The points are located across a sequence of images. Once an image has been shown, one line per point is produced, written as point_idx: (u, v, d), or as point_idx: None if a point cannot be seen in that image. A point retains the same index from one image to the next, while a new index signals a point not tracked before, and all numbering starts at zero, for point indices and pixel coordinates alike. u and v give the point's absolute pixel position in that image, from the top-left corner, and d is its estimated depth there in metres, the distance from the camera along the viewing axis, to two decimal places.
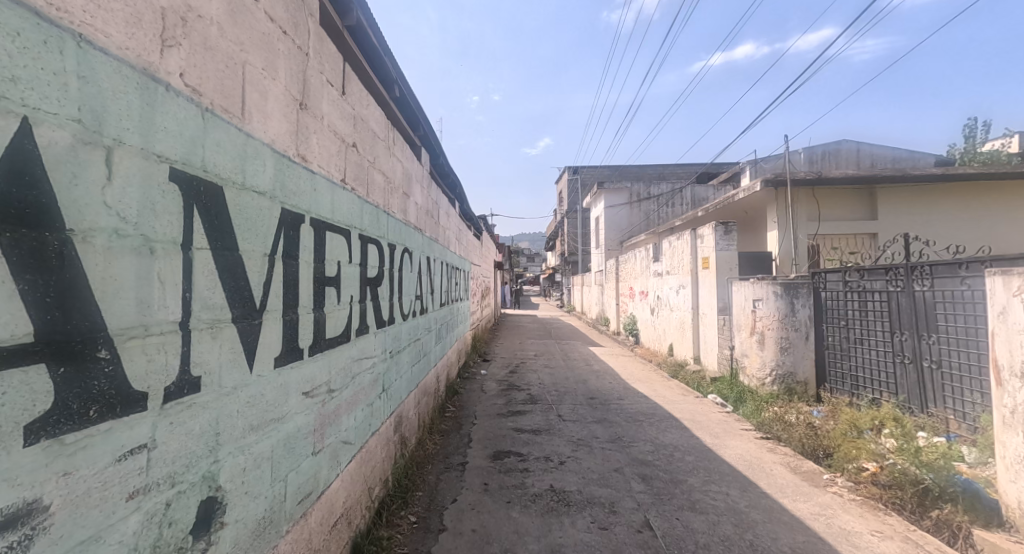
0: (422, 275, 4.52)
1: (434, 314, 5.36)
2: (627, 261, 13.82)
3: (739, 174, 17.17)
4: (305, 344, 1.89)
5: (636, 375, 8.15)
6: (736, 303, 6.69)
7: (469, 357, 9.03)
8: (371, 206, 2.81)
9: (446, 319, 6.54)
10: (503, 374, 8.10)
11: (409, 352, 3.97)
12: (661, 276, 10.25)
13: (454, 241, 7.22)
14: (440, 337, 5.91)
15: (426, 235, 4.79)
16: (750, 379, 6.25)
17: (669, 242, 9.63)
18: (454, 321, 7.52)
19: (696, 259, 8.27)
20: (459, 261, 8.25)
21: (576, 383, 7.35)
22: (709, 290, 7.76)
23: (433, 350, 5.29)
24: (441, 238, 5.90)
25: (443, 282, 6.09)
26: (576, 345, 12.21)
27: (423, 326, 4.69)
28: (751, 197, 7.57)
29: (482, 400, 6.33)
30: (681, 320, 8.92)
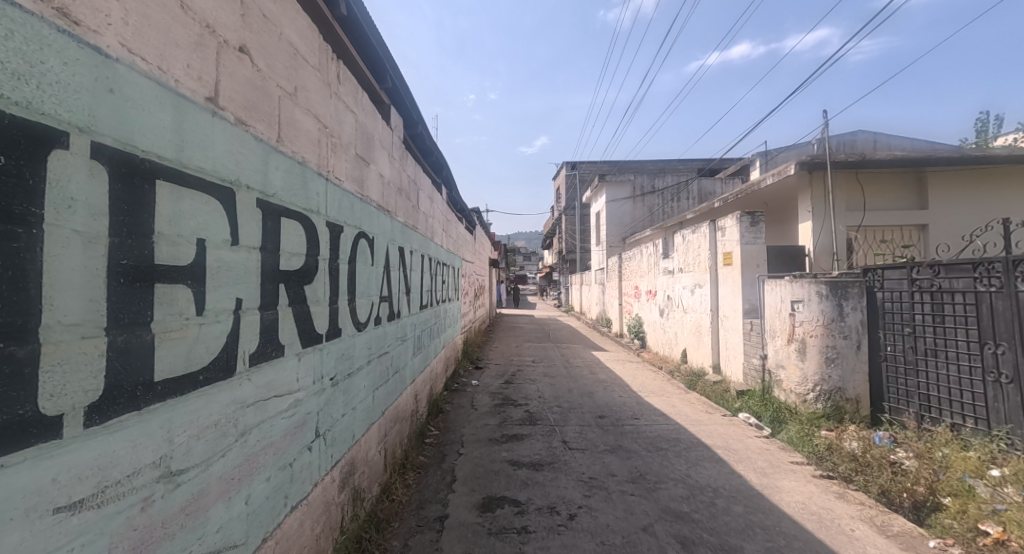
0: (391, 271, 3.55)
1: (411, 319, 4.38)
2: (632, 258, 12.93)
3: (749, 167, 16.26)
4: (71, 408, 0.92)
5: (649, 385, 7.24)
6: (769, 306, 5.76)
7: (458, 365, 8.04)
8: (291, 162, 1.84)
9: (429, 324, 5.55)
10: (496, 386, 7.13)
11: (369, 373, 2.99)
12: (673, 274, 9.33)
13: (440, 233, 6.26)
14: (421, 347, 4.92)
15: (399, 220, 3.82)
16: (789, 395, 5.35)
17: (684, 237, 8.70)
18: (440, 325, 6.53)
19: (717, 255, 7.38)
20: (448, 256, 7.29)
21: (581, 397, 6.42)
22: (732, 290, 6.87)
23: (409, 362, 4.31)
24: (422, 228, 4.94)
25: (424, 280, 5.12)
26: (578, 349, 11.31)
27: (395, 335, 3.71)
28: (781, 184, 6.67)
29: (471, 420, 5.35)
30: (697, 324, 8.01)
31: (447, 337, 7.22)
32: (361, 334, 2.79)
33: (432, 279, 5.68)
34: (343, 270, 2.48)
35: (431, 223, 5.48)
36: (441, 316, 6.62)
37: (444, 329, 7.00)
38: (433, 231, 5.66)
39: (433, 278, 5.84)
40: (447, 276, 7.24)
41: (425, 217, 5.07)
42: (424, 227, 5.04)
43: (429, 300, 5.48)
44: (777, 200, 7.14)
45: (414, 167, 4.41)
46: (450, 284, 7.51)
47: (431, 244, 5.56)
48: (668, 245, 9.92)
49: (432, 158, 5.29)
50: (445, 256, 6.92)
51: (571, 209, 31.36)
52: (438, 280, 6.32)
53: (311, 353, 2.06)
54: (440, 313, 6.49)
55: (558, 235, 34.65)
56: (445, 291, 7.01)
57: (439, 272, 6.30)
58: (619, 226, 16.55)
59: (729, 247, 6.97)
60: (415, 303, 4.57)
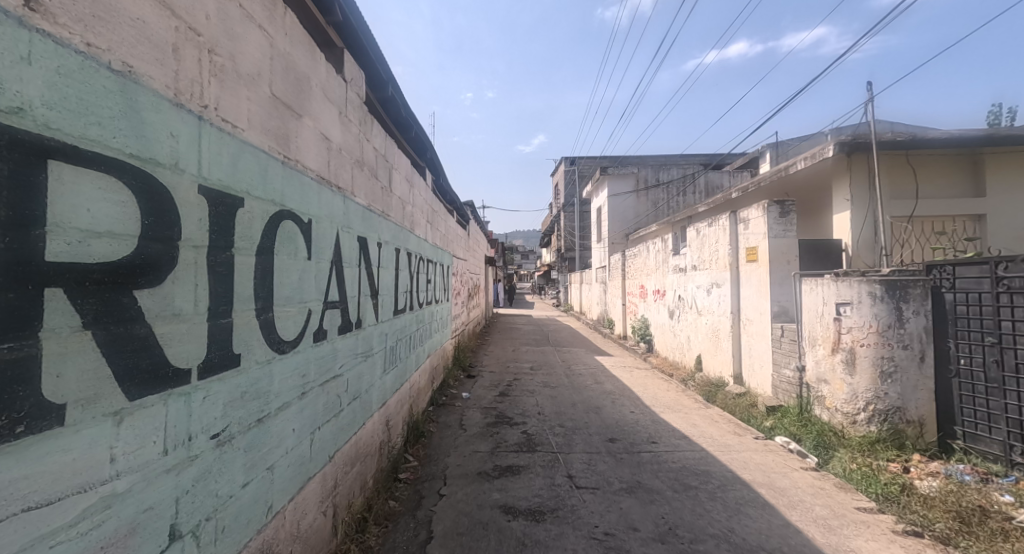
0: (345, 268, 2.70)
1: (381, 327, 3.54)
2: (637, 255, 12.16)
3: (758, 159, 15.47)
4: None
5: (663, 397, 6.44)
6: (806, 309, 4.97)
7: (446, 377, 7.18)
8: (78, 57, 0.98)
9: (410, 333, 4.70)
10: (489, 401, 6.28)
11: (303, 410, 2.14)
12: (685, 273, 8.54)
13: (424, 225, 5.42)
14: (397, 362, 4.09)
15: (360, 203, 2.97)
16: (834, 415, 4.54)
17: (699, 231, 7.91)
18: (426, 332, 5.68)
19: (741, 251, 6.60)
20: (436, 252, 6.46)
21: (589, 413, 5.62)
22: (759, 290, 6.11)
23: (379, 382, 3.47)
24: (398, 218, 4.09)
25: (402, 280, 4.27)
26: (579, 353, 10.53)
27: (353, 351, 2.87)
28: (814, 169, 5.90)
29: (457, 446, 4.51)
30: (716, 328, 7.22)
31: (435, 344, 6.39)
32: (284, 358, 1.93)
33: (413, 278, 4.83)
34: (246, 265, 1.62)
35: (410, 213, 4.63)
36: (427, 321, 5.78)
37: (432, 335, 6.15)
38: (413, 222, 4.80)
39: (416, 278, 4.98)
40: (436, 276, 6.39)
41: (401, 204, 4.22)
42: (401, 215, 4.19)
43: (409, 305, 4.64)
44: (807, 188, 6.38)
45: (384, 140, 3.57)
46: (438, 284, 6.67)
47: (412, 236, 4.70)
48: (678, 239, 9.14)
49: (411, 134, 4.44)
50: (432, 252, 6.07)
51: (570, 206, 30.51)
52: (423, 279, 5.48)
53: (157, 405, 1.19)
54: (426, 317, 5.64)
55: (557, 232, 33.97)
56: (433, 292, 6.16)
57: (424, 270, 5.46)
58: (622, 221, 15.76)
59: (756, 242, 6.21)
60: (387, 307, 3.73)
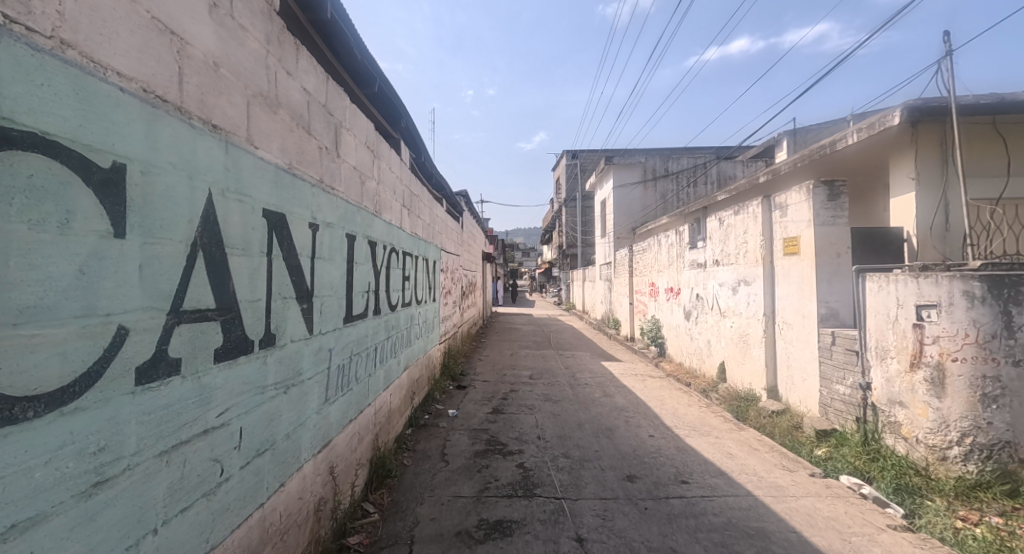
0: (230, 257, 1.71)
1: (317, 341, 2.55)
2: (646, 250, 11.24)
3: (773, 148, 14.50)
4: None
5: (685, 414, 5.51)
6: (870, 312, 4.00)
7: (430, 392, 6.19)
8: None
9: (374, 345, 3.71)
10: (478, 422, 5.30)
11: (94, 522, 1.13)
12: (706, 269, 7.57)
13: (396, 208, 4.42)
14: (351, 385, 3.11)
15: (269, 161, 1.98)
16: (915, 449, 3.57)
17: (723, 222, 6.93)
18: (401, 340, 4.69)
19: (777, 243, 5.62)
20: (417, 244, 5.46)
21: (600, 437, 4.68)
22: (800, 289, 5.16)
23: (314, 418, 2.51)
24: (350, 194, 3.10)
25: (358, 277, 3.27)
26: (585, 357, 9.61)
27: (253, 384, 1.89)
28: (868, 143, 4.93)
29: (433, 490, 3.54)
30: (745, 333, 6.25)
31: (417, 352, 5.45)
32: (13, 433, 0.96)
33: (379, 274, 3.82)
34: None
35: (373, 191, 3.64)
36: (404, 325, 4.80)
37: (411, 343, 5.15)
38: (379, 202, 3.81)
39: (383, 275, 3.98)
40: (416, 273, 5.40)
41: (356, 177, 3.22)
42: (355, 191, 3.19)
43: (372, 308, 3.65)
44: (860, 164, 5.38)
45: (320, 81, 2.57)
46: (420, 282, 5.68)
47: (375, 220, 3.69)
48: (696, 231, 8.19)
49: (373, 88, 3.45)
50: (410, 243, 5.07)
51: (572, 201, 29.50)
52: (396, 276, 4.48)
53: None
54: (401, 322, 4.65)
55: (558, 229, 33.02)
56: (411, 292, 5.16)
57: (397, 263, 4.46)
58: (628, 214, 14.81)
59: (796, 231, 5.24)
60: (330, 314, 2.74)
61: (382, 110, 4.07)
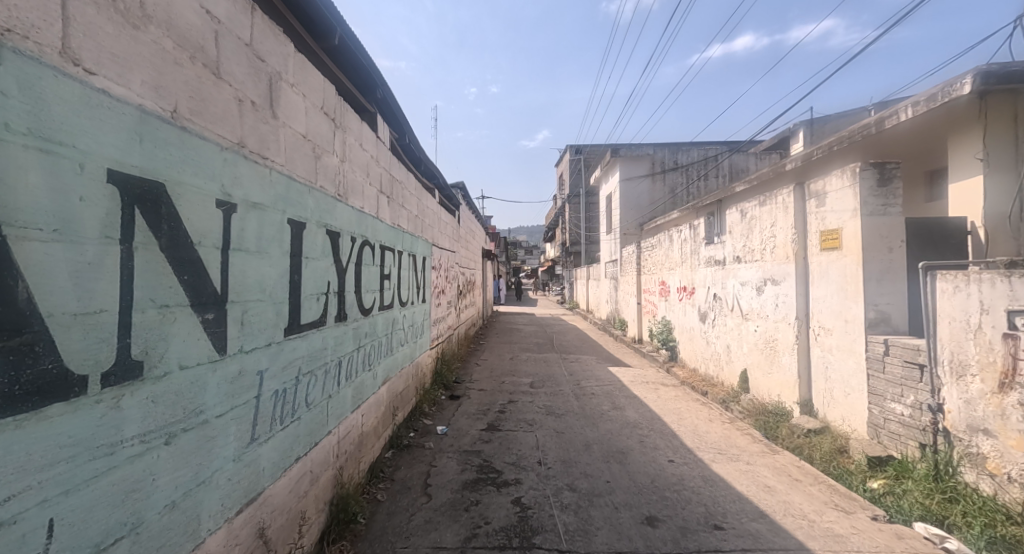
0: (19, 242, 1.04)
1: (235, 362, 1.87)
2: (656, 247, 10.55)
3: (789, 139, 13.75)
4: None
5: (707, 432, 4.85)
6: (941, 318, 3.31)
7: (417, 405, 5.50)
8: None
9: (336, 358, 3.03)
10: (469, 443, 4.61)
11: None
12: (727, 267, 6.87)
13: (370, 193, 3.75)
14: (297, 414, 2.43)
15: (127, 97, 1.30)
16: (1005, 489, 2.87)
17: (747, 214, 6.21)
18: (377, 350, 4.01)
19: (814, 237, 4.91)
20: (400, 238, 4.77)
21: (612, 464, 4.00)
22: (841, 290, 4.48)
23: (230, 469, 1.83)
24: (296, 168, 2.41)
25: (308, 275, 2.58)
26: (591, 362, 8.94)
27: (87, 445, 1.20)
28: (924, 120, 4.23)
29: (408, 538, 2.87)
30: (773, 339, 5.55)
31: (400, 361, 4.79)
32: None
33: (342, 272, 3.14)
34: None
35: (334, 168, 2.96)
36: (381, 332, 4.12)
37: (391, 351, 4.46)
38: (343, 184, 3.12)
39: (350, 273, 3.30)
40: (399, 270, 4.72)
41: (306, 149, 2.54)
42: (304, 164, 2.50)
43: (333, 313, 2.97)
44: (910, 143, 4.65)
45: (239, 9, 1.89)
46: (405, 281, 4.99)
47: (337, 205, 3.00)
48: (713, 225, 7.50)
49: (333, 40, 2.78)
50: (391, 236, 4.40)
51: (577, 198, 28.79)
52: (370, 274, 3.80)
53: None
54: (376, 327, 3.97)
55: (562, 226, 32.37)
56: (392, 292, 4.49)
57: (371, 258, 3.78)
58: (636, 209, 14.11)
59: (837, 223, 4.53)
60: (258, 325, 2.06)
61: (348, 73, 3.37)
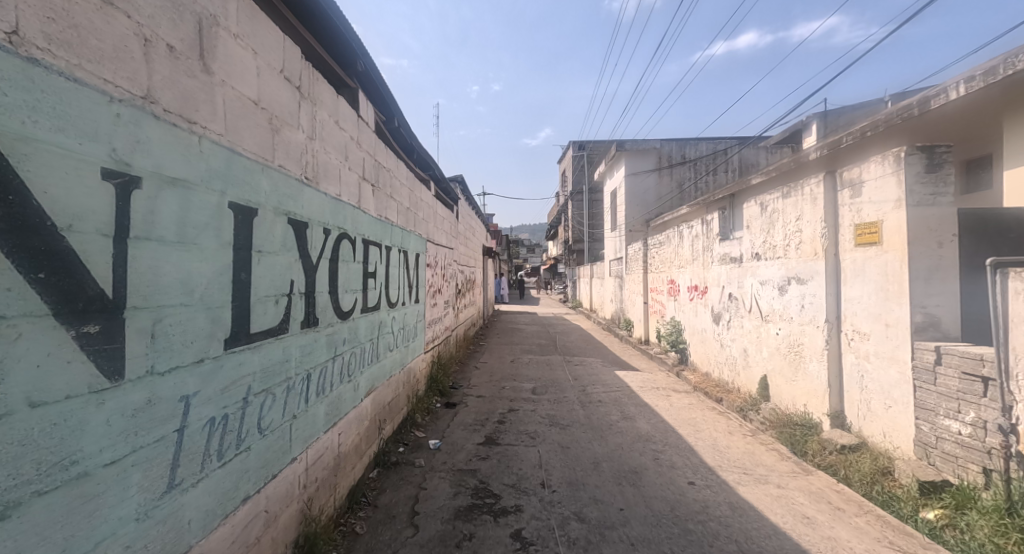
0: None
1: (140, 388, 1.40)
2: (665, 244, 10.08)
3: (801, 133, 13.26)
4: None
5: (729, 447, 4.39)
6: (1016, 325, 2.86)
7: (409, 416, 5.04)
8: None
9: (303, 371, 2.56)
10: (464, 460, 4.15)
11: None
12: (744, 265, 6.39)
13: (350, 179, 3.29)
14: (246, 444, 1.96)
15: None
16: None
17: (768, 207, 5.72)
18: (359, 358, 3.55)
19: (847, 231, 4.43)
20: (388, 232, 4.31)
21: (626, 488, 3.55)
22: (880, 290, 4.01)
23: (130, 534, 1.36)
24: (243, 140, 1.94)
25: (262, 273, 2.11)
26: (597, 365, 8.49)
27: None
28: (977, 100, 3.75)
29: None
30: (798, 344, 5.08)
31: (387, 367, 4.34)
32: None
33: (312, 270, 2.67)
34: None
35: (301, 146, 2.49)
36: (364, 338, 3.66)
37: (375, 359, 4.00)
38: (313, 166, 2.65)
39: (322, 271, 2.83)
40: (386, 268, 4.26)
41: (259, 117, 2.07)
42: (256, 136, 2.03)
43: (298, 318, 2.50)
44: (956, 123, 4.16)
45: None
46: (393, 280, 4.53)
47: (304, 190, 2.54)
48: (728, 221, 7.03)
49: None
50: (376, 229, 3.93)
51: (579, 195, 28.29)
52: (350, 273, 3.34)
53: None
54: (358, 332, 3.51)
55: (564, 223, 31.91)
56: (377, 293, 4.03)
57: (350, 255, 3.32)
58: (642, 205, 13.63)
59: (876, 215, 4.05)
60: (183, 337, 1.58)
61: (320, 36, 2.90)
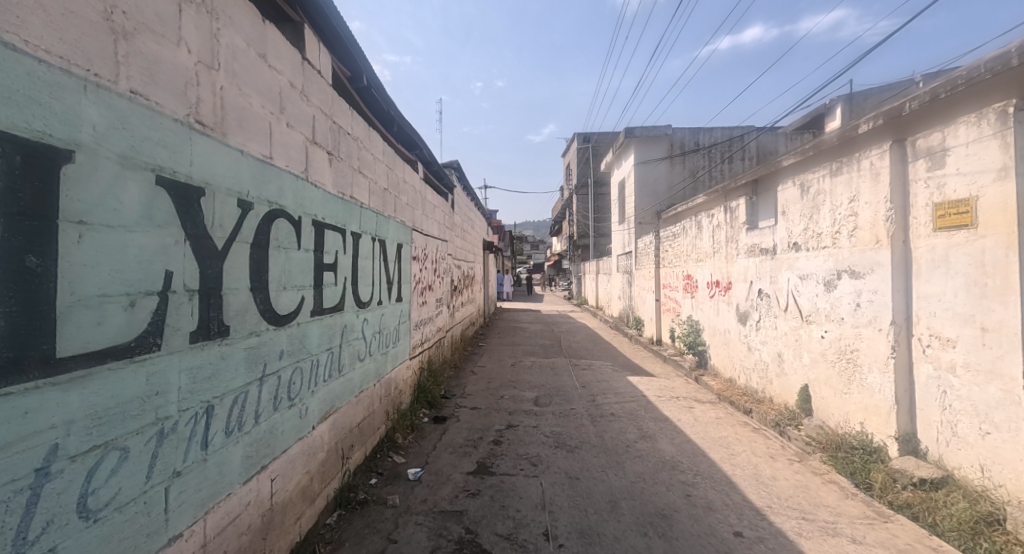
0: None
1: None
2: (681, 235, 9.24)
3: (824, 116, 12.35)
4: None
5: (776, 479, 3.58)
6: None
7: (384, 439, 4.25)
8: None
9: (197, 406, 1.75)
10: (448, 497, 3.34)
11: None
12: (779, 257, 5.55)
13: (287, 139, 2.48)
14: (37, 542, 1.18)
15: None
16: None
17: (811, 189, 4.88)
18: (307, 374, 2.75)
19: (923, 212, 3.58)
20: (351, 214, 3.50)
21: (658, 541, 2.74)
22: (972, 285, 3.17)
23: None
24: (29, 28, 1.15)
25: (90, 259, 1.30)
26: (607, 369, 7.69)
27: None
28: None
29: None
30: (852, 350, 4.25)
31: (354, 380, 3.55)
32: None
33: (213, 256, 1.85)
34: None
35: (187, 72, 1.69)
36: (314, 348, 2.85)
37: (336, 373, 3.21)
38: (214, 105, 1.84)
39: (234, 258, 2.02)
40: (348, 260, 3.46)
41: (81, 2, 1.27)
42: (61, 25, 1.22)
43: (186, 328, 1.69)
44: None
45: None
46: (360, 274, 3.74)
47: (196, 138, 1.72)
48: (758, 207, 6.18)
49: None
50: (332, 209, 3.12)
51: (584, 187, 27.40)
52: (288, 264, 2.53)
53: None
54: (303, 341, 2.71)
55: (569, 218, 31.06)
56: (336, 289, 3.23)
57: (288, 240, 2.51)
58: (653, 196, 12.77)
59: (968, 190, 3.20)
60: None
61: None
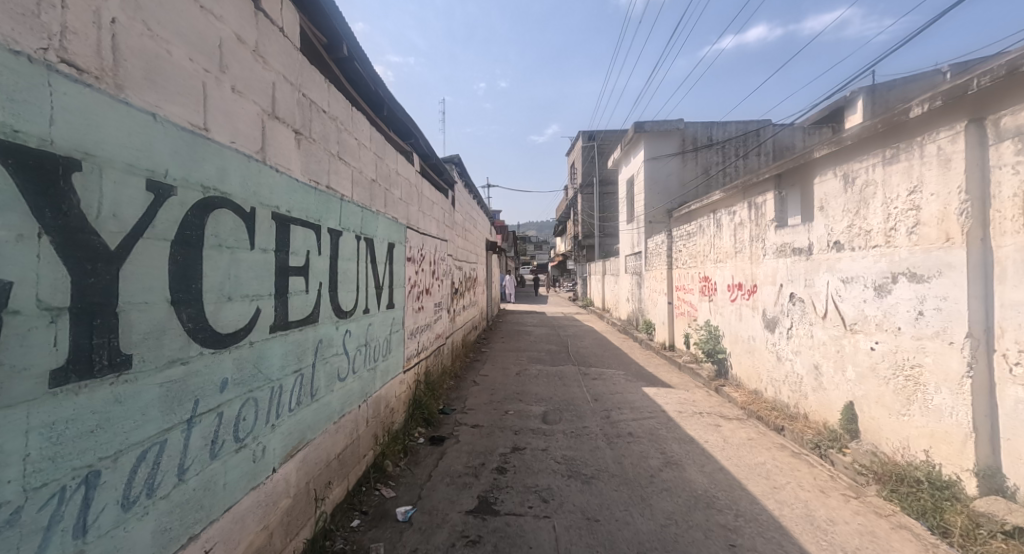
0: None
1: None
2: (697, 235, 8.66)
3: (844, 109, 11.75)
4: None
5: (834, 522, 3.01)
6: None
7: (370, 468, 3.72)
8: None
9: (66, 476, 1.22)
10: (444, 547, 2.78)
11: None
12: (815, 258, 4.97)
13: (234, 107, 1.93)
14: None
15: None
16: None
17: (858, 180, 4.30)
18: (264, 406, 2.21)
19: (1008, 205, 3.01)
20: (327, 208, 2.96)
21: None
22: None
23: None
24: None
25: None
26: (620, 379, 7.12)
27: None
28: None
29: None
30: (912, 365, 3.67)
31: (332, 404, 3.02)
32: None
33: (102, 259, 1.31)
34: None
35: None
36: (274, 372, 2.31)
37: (306, 399, 2.67)
38: (97, 42, 1.30)
39: (144, 259, 1.46)
40: (323, 262, 2.92)
41: None
42: None
43: (44, 365, 1.17)
44: None
45: None
46: (339, 279, 3.20)
47: (61, 84, 1.19)
48: (788, 203, 5.60)
49: None
50: (300, 201, 2.58)
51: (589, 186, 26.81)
52: (236, 269, 1.99)
53: None
54: (259, 365, 2.17)
55: (573, 218, 30.49)
56: (307, 298, 2.69)
57: (235, 237, 1.96)
58: (663, 193, 12.19)
59: None
60: None
61: None
